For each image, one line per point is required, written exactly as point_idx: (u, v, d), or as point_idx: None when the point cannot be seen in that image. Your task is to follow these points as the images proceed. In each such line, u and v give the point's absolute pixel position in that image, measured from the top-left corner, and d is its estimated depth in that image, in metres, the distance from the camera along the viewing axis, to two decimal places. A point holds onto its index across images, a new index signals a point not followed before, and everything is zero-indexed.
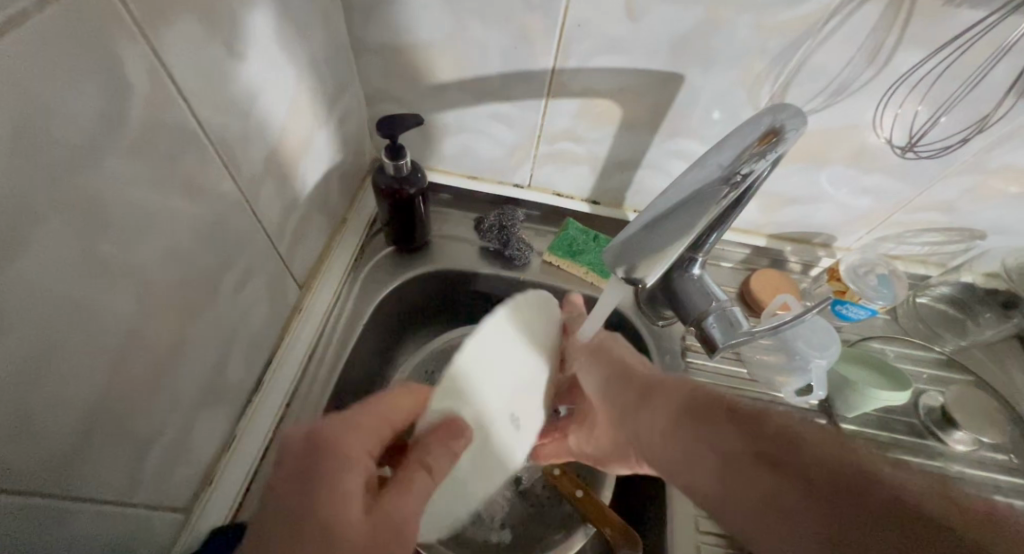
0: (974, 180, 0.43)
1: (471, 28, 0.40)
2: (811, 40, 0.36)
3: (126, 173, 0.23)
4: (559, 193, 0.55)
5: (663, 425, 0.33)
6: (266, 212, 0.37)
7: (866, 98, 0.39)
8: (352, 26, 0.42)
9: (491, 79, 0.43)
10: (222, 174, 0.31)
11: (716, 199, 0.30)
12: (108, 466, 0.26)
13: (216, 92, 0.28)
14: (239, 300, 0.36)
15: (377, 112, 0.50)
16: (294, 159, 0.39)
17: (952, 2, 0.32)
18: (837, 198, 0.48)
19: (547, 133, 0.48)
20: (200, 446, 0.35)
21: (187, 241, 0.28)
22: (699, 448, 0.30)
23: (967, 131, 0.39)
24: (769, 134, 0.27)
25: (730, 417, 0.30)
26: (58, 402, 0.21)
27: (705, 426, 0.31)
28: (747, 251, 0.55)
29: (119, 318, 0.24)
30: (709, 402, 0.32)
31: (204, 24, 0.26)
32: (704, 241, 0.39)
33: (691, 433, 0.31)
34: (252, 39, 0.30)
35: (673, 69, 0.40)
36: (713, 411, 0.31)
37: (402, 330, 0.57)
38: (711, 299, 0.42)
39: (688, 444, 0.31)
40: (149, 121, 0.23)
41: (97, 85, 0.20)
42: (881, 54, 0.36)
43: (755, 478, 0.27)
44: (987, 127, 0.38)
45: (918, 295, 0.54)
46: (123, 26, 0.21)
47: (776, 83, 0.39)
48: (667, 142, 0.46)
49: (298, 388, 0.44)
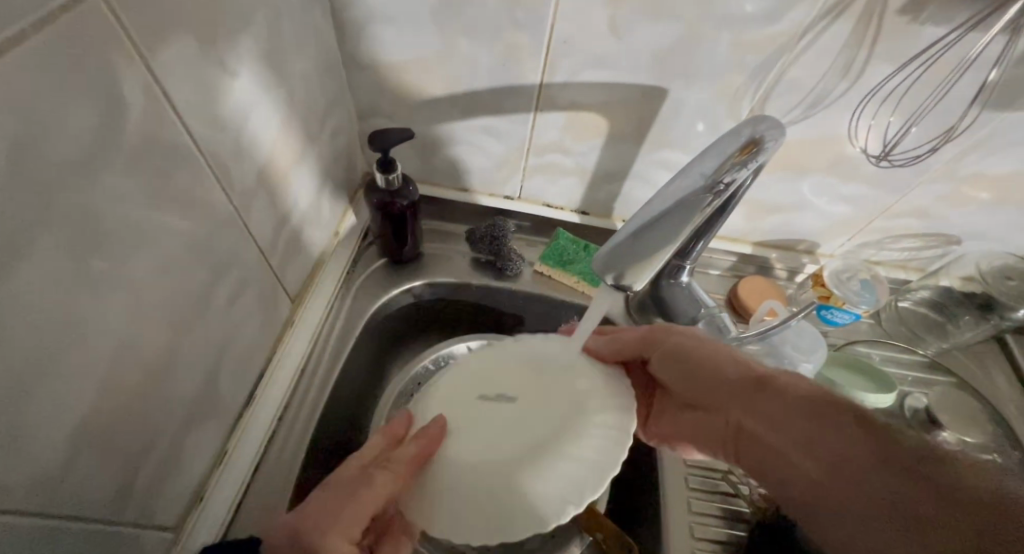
0: (949, 187, 0.44)
1: (461, 45, 0.41)
2: (787, 56, 0.37)
3: (118, 187, 0.23)
4: (550, 205, 0.56)
5: (786, 428, 0.32)
6: (259, 226, 0.37)
7: (842, 110, 0.40)
8: (343, 43, 0.42)
9: (479, 94, 0.44)
10: (214, 189, 0.31)
11: (699, 206, 0.31)
12: (95, 484, 0.25)
13: (210, 108, 0.29)
14: (231, 316, 0.36)
15: (368, 128, 0.50)
16: (286, 176, 0.40)
17: (916, 20, 0.33)
18: (818, 207, 0.49)
19: (537, 145, 0.49)
20: (191, 462, 0.34)
21: (180, 256, 0.29)
22: (818, 449, 0.29)
23: (935, 141, 0.40)
24: (750, 145, 0.29)
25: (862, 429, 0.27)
26: (48, 417, 0.21)
27: (826, 427, 0.29)
28: (734, 259, 0.56)
29: (111, 334, 0.24)
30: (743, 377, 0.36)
31: (198, 43, 0.27)
32: (690, 249, 0.41)
33: (812, 431, 0.30)
34: (245, 59, 0.31)
35: (656, 83, 0.41)
36: (830, 421, 0.29)
37: (395, 342, 0.57)
38: (700, 307, 0.44)
39: (810, 445, 0.29)
40: (144, 137, 0.24)
41: (91, 105, 0.20)
42: (854, 68, 0.37)
43: (883, 486, 0.24)
44: (953, 138, 0.40)
45: (900, 299, 0.55)
46: (118, 47, 0.21)
47: (755, 96, 0.41)
48: (653, 153, 0.48)
49: (289, 403, 0.44)
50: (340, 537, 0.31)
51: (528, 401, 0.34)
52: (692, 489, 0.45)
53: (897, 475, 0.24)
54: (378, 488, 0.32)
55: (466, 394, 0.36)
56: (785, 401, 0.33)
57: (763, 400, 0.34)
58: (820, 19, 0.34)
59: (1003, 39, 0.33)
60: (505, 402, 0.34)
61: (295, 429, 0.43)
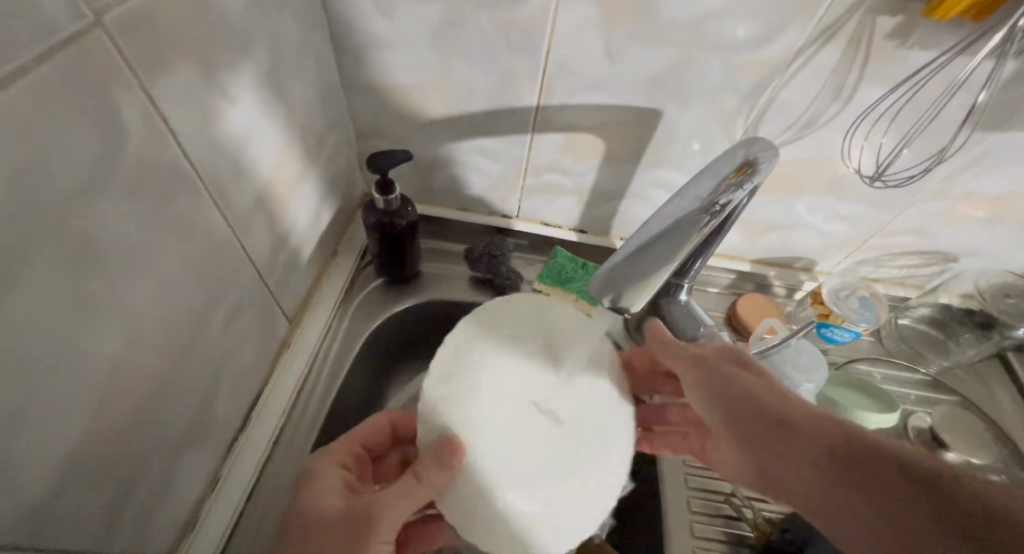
0: (944, 206, 0.45)
1: (458, 69, 0.41)
2: (779, 78, 0.38)
3: (118, 214, 0.23)
4: (548, 223, 0.56)
5: (823, 480, 0.26)
6: (257, 247, 0.37)
7: (834, 131, 0.40)
8: (342, 68, 0.43)
9: (477, 116, 0.45)
10: (213, 212, 0.31)
11: (697, 227, 0.31)
12: (86, 514, 0.25)
13: (210, 133, 0.29)
14: (227, 338, 0.36)
15: (367, 149, 0.51)
16: (284, 198, 0.40)
17: (904, 44, 0.34)
18: (815, 225, 0.49)
19: (534, 165, 0.49)
20: (184, 488, 0.34)
21: (177, 280, 0.29)
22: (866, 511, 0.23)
23: (928, 162, 0.41)
24: (744, 166, 0.29)
25: (918, 491, 0.22)
26: (40, 446, 0.21)
27: (874, 485, 0.24)
28: (732, 276, 0.56)
29: (105, 360, 0.24)
30: (770, 412, 0.29)
31: (200, 71, 0.27)
32: (689, 268, 0.41)
33: (856, 488, 0.24)
34: (245, 85, 0.32)
35: (651, 105, 0.42)
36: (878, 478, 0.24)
37: (393, 362, 0.56)
38: (699, 325, 0.44)
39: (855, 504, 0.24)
40: (144, 163, 0.24)
41: (92, 134, 0.21)
42: (845, 90, 0.37)
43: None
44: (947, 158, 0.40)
45: (899, 317, 0.55)
46: (120, 77, 0.22)
47: (748, 118, 0.41)
48: (649, 173, 0.48)
49: (286, 424, 0.43)
50: (332, 460, 0.38)
51: (552, 401, 0.36)
52: (694, 513, 0.44)
53: (943, 538, 0.20)
54: (362, 431, 0.41)
55: (500, 394, 0.36)
56: (806, 440, 0.27)
57: (777, 435, 0.28)
58: (810, 44, 0.35)
59: (990, 62, 0.33)
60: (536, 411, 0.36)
61: (291, 452, 0.42)
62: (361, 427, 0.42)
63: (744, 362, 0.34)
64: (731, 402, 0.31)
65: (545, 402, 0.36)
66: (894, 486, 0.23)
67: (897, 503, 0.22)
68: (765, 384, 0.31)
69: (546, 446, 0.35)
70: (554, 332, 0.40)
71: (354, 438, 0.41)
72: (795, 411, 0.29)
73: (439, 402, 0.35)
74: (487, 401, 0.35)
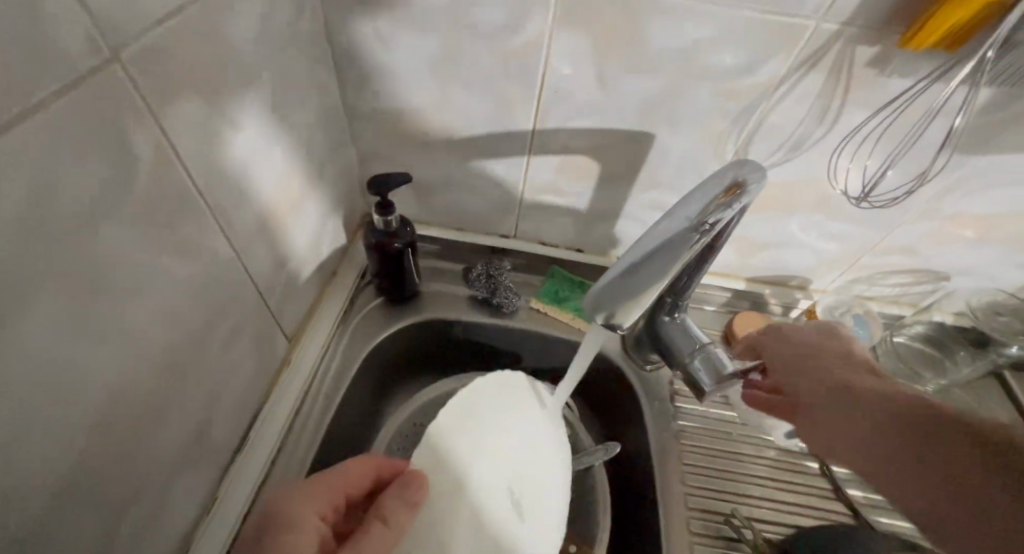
0: (933, 225, 0.46)
1: (456, 96, 0.43)
2: (765, 103, 0.39)
3: (124, 237, 0.24)
4: (545, 242, 0.57)
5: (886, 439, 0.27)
6: (258, 267, 0.38)
7: (821, 154, 0.42)
8: (345, 95, 0.45)
9: (475, 139, 0.46)
10: (217, 235, 0.32)
11: (687, 245, 0.32)
12: (81, 535, 0.25)
13: (215, 159, 0.30)
14: (227, 358, 0.36)
15: (368, 172, 0.52)
16: (286, 220, 0.41)
17: (884, 72, 0.35)
18: (809, 244, 0.50)
19: (531, 187, 0.50)
20: (180, 509, 0.34)
21: (180, 300, 0.29)
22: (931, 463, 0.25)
23: (911, 185, 0.42)
24: (733, 187, 0.30)
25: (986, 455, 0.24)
26: (40, 465, 0.21)
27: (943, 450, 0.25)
28: (728, 294, 0.57)
29: (106, 379, 0.25)
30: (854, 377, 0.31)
31: (208, 100, 0.28)
32: (682, 286, 0.42)
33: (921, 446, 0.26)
34: (251, 112, 0.33)
35: (643, 128, 0.43)
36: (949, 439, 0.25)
37: (392, 380, 0.57)
38: (694, 342, 0.44)
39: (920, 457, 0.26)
40: (152, 188, 0.25)
41: (103, 160, 0.22)
42: (830, 115, 0.39)
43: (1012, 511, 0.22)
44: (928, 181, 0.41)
45: (894, 334, 0.53)
46: (133, 108, 0.23)
47: (738, 141, 0.42)
48: (643, 194, 0.49)
49: (284, 444, 0.43)
50: (310, 512, 0.35)
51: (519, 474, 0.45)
52: (694, 534, 0.43)
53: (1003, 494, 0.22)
54: (344, 475, 0.37)
55: (479, 457, 0.45)
56: (893, 406, 0.28)
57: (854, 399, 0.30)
58: (794, 72, 0.36)
59: (965, 89, 0.35)
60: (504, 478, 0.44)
61: (288, 472, 0.42)
62: (341, 470, 0.38)
63: (840, 338, 0.34)
64: (814, 370, 0.32)
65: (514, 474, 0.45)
66: (974, 462, 0.24)
67: (978, 470, 0.24)
68: (847, 358, 0.32)
69: (496, 507, 0.43)
70: (538, 416, 0.48)
71: (339, 483, 0.37)
72: (880, 384, 0.30)
73: (435, 450, 0.45)
74: (468, 459, 0.45)
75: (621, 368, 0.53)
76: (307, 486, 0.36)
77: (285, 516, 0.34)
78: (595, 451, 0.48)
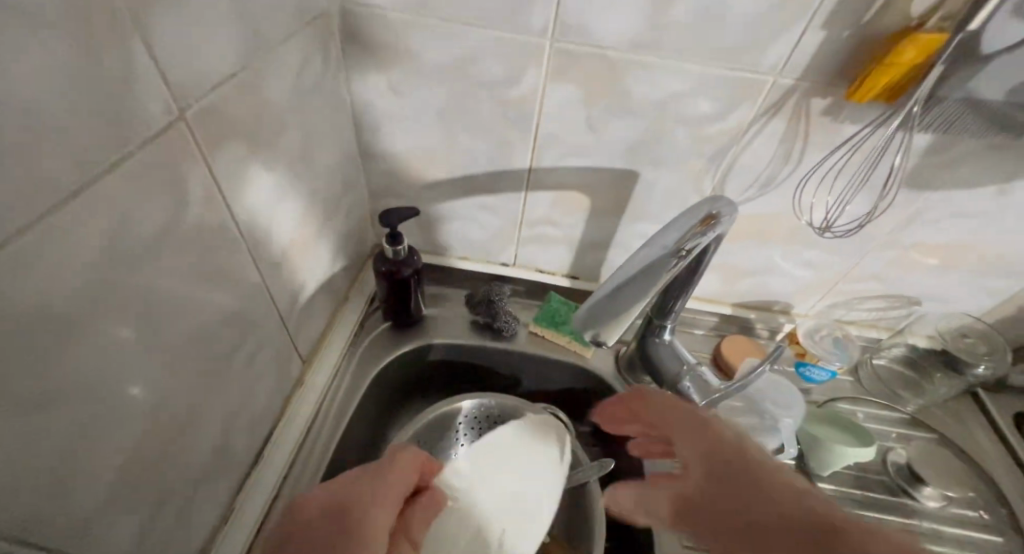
0: (898, 254, 0.49)
1: (460, 139, 0.48)
2: (737, 146, 0.44)
3: (173, 263, 0.28)
4: (542, 270, 0.61)
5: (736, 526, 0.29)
6: (279, 292, 0.42)
7: (790, 189, 0.46)
8: (361, 139, 0.50)
9: (478, 177, 0.51)
10: (248, 263, 0.36)
11: (667, 268, 0.35)
12: (119, 531, 0.28)
13: (249, 198, 0.35)
14: (249, 375, 0.40)
15: (379, 206, 0.57)
16: (305, 249, 0.45)
17: (837, 119, 0.40)
18: (789, 272, 0.54)
19: (528, 219, 0.55)
20: (202, 516, 0.36)
21: (213, 320, 0.33)
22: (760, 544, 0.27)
23: (860, 222, 0.46)
24: (709, 218, 0.34)
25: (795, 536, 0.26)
26: (94, 462, 0.25)
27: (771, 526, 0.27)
28: (716, 319, 0.60)
29: (150, 389, 0.28)
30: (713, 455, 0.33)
31: (247, 148, 0.33)
32: (671, 308, 0.46)
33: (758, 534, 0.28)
34: (280, 156, 0.38)
35: (629, 167, 0.47)
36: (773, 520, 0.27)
37: (396, 401, 0.59)
38: (682, 362, 0.47)
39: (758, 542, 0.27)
40: (199, 222, 0.29)
41: (164, 201, 0.26)
42: (794, 155, 0.43)
43: None
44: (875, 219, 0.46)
45: (876, 356, 0.58)
46: (191, 157, 0.27)
47: (715, 178, 0.47)
48: (632, 225, 0.53)
49: (295, 461, 0.45)
50: (382, 504, 0.35)
51: (521, 500, 0.46)
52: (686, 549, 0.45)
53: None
54: (405, 466, 0.39)
55: (493, 478, 0.46)
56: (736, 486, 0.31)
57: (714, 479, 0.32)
58: (759, 117, 0.41)
59: (900, 136, 0.39)
60: (508, 501, 0.45)
61: (300, 486, 0.44)
62: (400, 459, 0.39)
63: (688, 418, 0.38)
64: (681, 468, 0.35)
65: (517, 499, 0.46)
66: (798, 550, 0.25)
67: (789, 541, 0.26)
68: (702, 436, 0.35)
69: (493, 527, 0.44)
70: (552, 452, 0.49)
71: (399, 470, 0.38)
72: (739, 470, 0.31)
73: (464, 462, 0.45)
74: (484, 477, 0.45)
75: (614, 388, 0.56)
76: (360, 476, 0.36)
77: (346, 503, 0.34)
78: (589, 467, 0.50)
